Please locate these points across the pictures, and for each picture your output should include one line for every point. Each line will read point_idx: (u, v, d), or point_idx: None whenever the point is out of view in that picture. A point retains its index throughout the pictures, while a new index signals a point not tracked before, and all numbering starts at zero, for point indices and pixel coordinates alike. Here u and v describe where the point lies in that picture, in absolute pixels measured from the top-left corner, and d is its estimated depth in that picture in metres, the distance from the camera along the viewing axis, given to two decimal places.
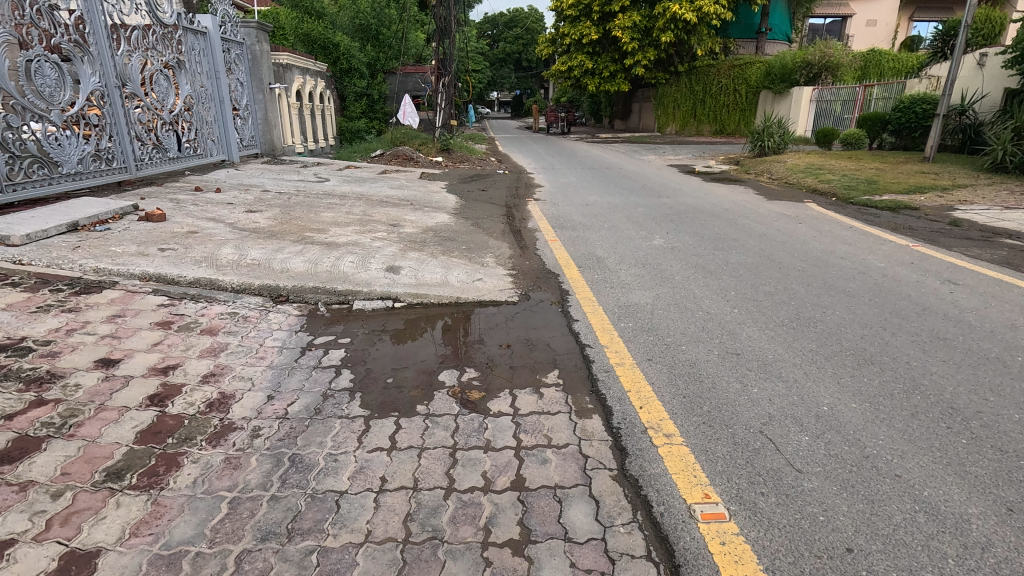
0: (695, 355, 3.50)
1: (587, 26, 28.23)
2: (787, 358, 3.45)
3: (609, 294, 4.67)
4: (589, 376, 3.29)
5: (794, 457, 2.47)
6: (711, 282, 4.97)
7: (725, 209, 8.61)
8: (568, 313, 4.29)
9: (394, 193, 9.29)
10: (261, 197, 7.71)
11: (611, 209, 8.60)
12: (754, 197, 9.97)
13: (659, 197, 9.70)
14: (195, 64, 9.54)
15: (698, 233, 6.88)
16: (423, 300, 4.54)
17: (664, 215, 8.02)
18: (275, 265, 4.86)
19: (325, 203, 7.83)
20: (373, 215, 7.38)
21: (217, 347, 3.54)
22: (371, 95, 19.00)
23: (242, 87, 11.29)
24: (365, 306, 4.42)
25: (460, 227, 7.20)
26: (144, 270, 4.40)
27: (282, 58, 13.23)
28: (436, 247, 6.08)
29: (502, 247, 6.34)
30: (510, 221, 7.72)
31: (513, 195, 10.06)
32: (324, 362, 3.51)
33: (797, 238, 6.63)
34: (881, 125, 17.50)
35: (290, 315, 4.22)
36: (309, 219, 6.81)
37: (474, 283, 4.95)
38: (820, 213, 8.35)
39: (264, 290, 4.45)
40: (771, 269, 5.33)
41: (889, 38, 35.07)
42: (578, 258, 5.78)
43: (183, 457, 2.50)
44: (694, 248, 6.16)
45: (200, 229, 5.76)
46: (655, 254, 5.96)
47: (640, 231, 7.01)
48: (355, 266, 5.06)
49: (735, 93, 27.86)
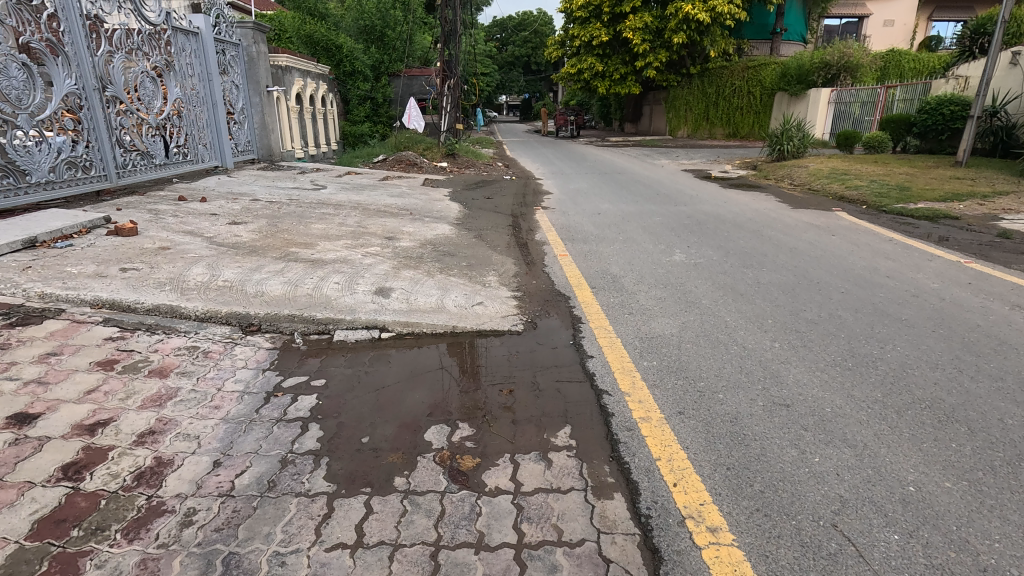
0: (735, 407, 2.88)
1: (598, 27, 27.64)
2: (850, 411, 2.83)
3: (627, 322, 4.07)
4: (608, 435, 2.69)
5: (887, 572, 1.86)
6: (743, 307, 4.35)
7: (748, 219, 7.97)
8: (581, 347, 3.69)
9: (394, 202, 8.76)
10: (250, 207, 7.20)
11: (625, 219, 7.98)
12: (777, 205, 9.32)
13: (676, 205, 9.08)
14: (186, 66, 9.09)
15: (722, 247, 6.26)
16: (415, 330, 3.96)
17: (683, 226, 7.40)
18: (250, 288, 4.31)
19: (317, 213, 7.30)
20: (367, 227, 6.83)
21: (164, 395, 2.98)
22: (375, 98, 18.57)
23: (237, 90, 10.83)
24: (347, 337, 3.86)
25: (460, 239, 6.63)
26: (97, 295, 3.86)
27: (281, 60, 12.79)
28: (432, 263, 5.51)
29: (506, 263, 5.75)
30: (516, 232, 7.16)
31: (520, 202, 9.51)
32: (289, 413, 2.94)
33: (833, 253, 5.99)
34: (905, 128, 16.89)
35: (260, 350, 3.67)
36: (297, 231, 6.28)
37: (473, 307, 4.36)
38: (852, 224, 7.71)
39: (232, 318, 3.90)
40: (810, 290, 4.71)
41: (907, 39, 34.22)
42: (591, 277, 5.20)
43: (86, 559, 1.94)
44: (719, 265, 5.54)
45: (174, 244, 5.25)
46: (677, 272, 5.34)
47: (658, 245, 6.40)
48: (340, 288, 4.50)
49: (750, 95, 27.16)
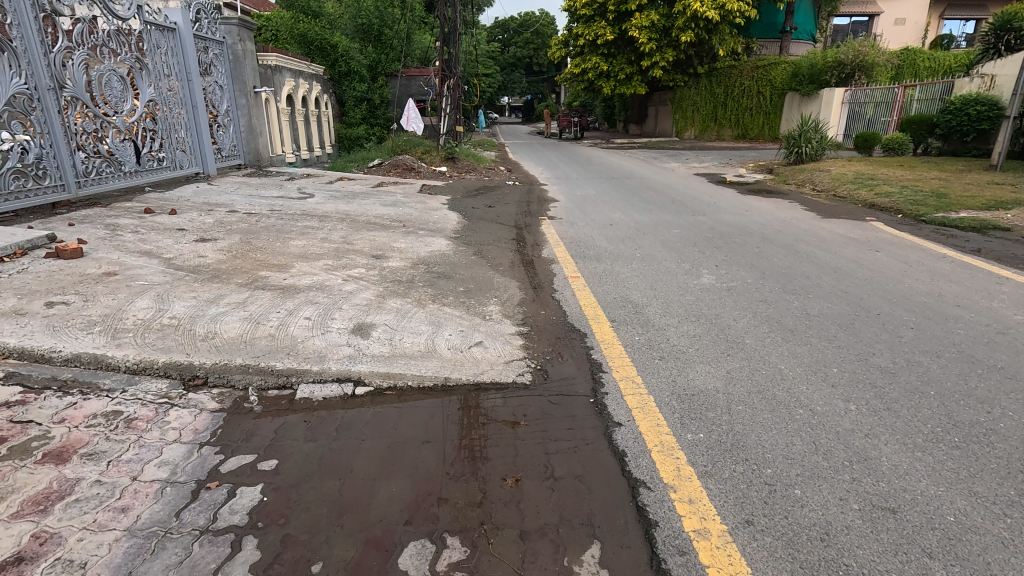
0: (822, 514, 2.13)
1: (602, 26, 26.92)
2: (982, 521, 2.07)
3: (658, 371, 3.33)
4: (653, 563, 1.96)
5: None
6: (798, 349, 3.60)
7: (776, 231, 7.21)
8: (605, 410, 2.94)
9: (387, 211, 8.04)
10: (223, 220, 6.48)
11: (640, 232, 7.23)
12: (805, 214, 8.55)
13: (694, 214, 8.35)
14: (161, 65, 8.36)
15: (755, 267, 5.49)
16: (396, 384, 3.21)
17: (706, 240, 6.65)
18: (200, 327, 3.57)
19: (299, 227, 6.56)
20: (353, 243, 6.08)
21: (53, 493, 2.24)
22: (372, 100, 17.87)
23: (221, 90, 10.12)
24: (313, 395, 3.11)
25: (458, 257, 5.87)
26: (4, 342, 3.14)
27: (270, 59, 12.02)
28: (424, 289, 4.75)
29: (510, 287, 5.00)
30: (520, 247, 6.44)
31: (524, 211, 8.79)
32: (221, 519, 2.18)
33: (884, 273, 5.23)
34: (927, 129, 16.05)
35: (205, 413, 2.91)
36: (271, 249, 5.54)
37: (470, 350, 3.60)
38: (892, 236, 6.96)
39: (172, 370, 3.14)
40: (873, 325, 3.95)
41: (919, 38, 33.51)
42: (610, 307, 4.45)
43: None
44: (757, 291, 4.80)
45: (122, 268, 4.52)
46: (709, 300, 4.59)
47: (682, 264, 5.63)
48: (311, 326, 3.75)
49: (759, 95, 26.37)
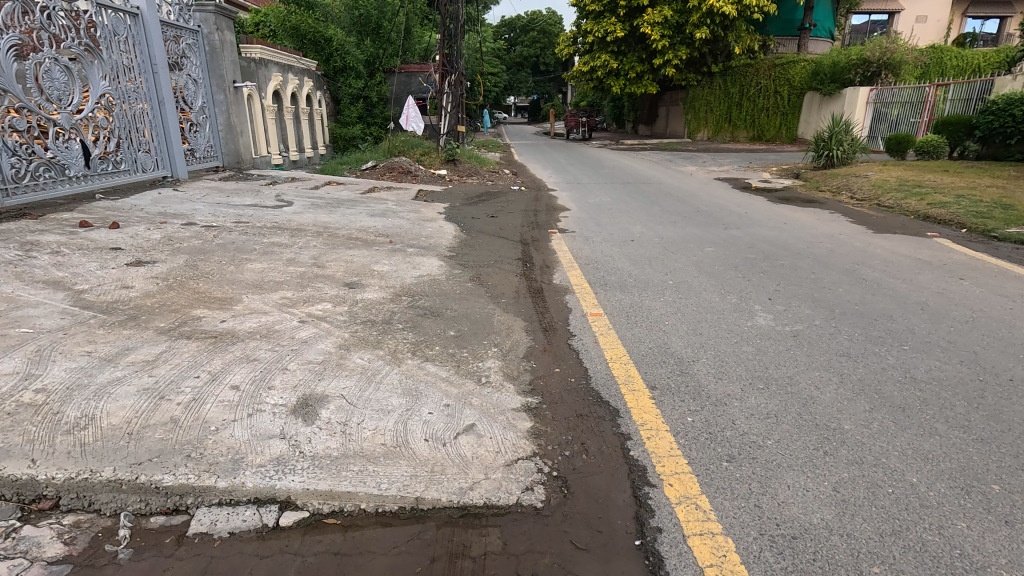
0: None
1: (612, 23, 25.66)
2: None
3: (729, 488, 2.26)
4: None
5: None
6: (925, 445, 2.52)
7: (829, 250, 6.11)
8: (661, 571, 1.89)
9: (373, 222, 7.01)
10: (174, 237, 5.46)
11: (668, 250, 6.17)
12: (853, 228, 7.44)
13: (726, 228, 7.27)
14: (118, 53, 7.35)
15: (820, 302, 4.41)
16: (343, 508, 2.15)
17: (749, 263, 5.56)
18: (72, 407, 2.50)
19: (263, 244, 5.53)
20: (325, 265, 5.03)
21: None
22: (369, 98, 16.91)
23: (194, 85, 9.12)
24: (213, 528, 2.03)
25: (451, 285, 4.81)
26: None
27: (254, 52, 11.07)
28: (404, 334, 3.68)
29: (513, 330, 3.92)
30: (526, 270, 5.39)
31: (530, 222, 7.75)
32: None
33: (988, 313, 4.14)
34: (965, 131, 14.97)
35: (32, 570, 1.84)
36: (220, 275, 4.50)
37: (457, 443, 2.53)
38: (969, 258, 5.85)
39: (4, 488, 2.09)
40: (1014, 402, 2.88)
41: (941, 36, 32.24)
42: (649, 364, 3.37)
43: None
44: (835, 339, 3.72)
45: (10, 306, 3.49)
46: (774, 353, 3.51)
47: (727, 297, 4.57)
48: (236, 402, 2.68)
49: (777, 94, 25.31)
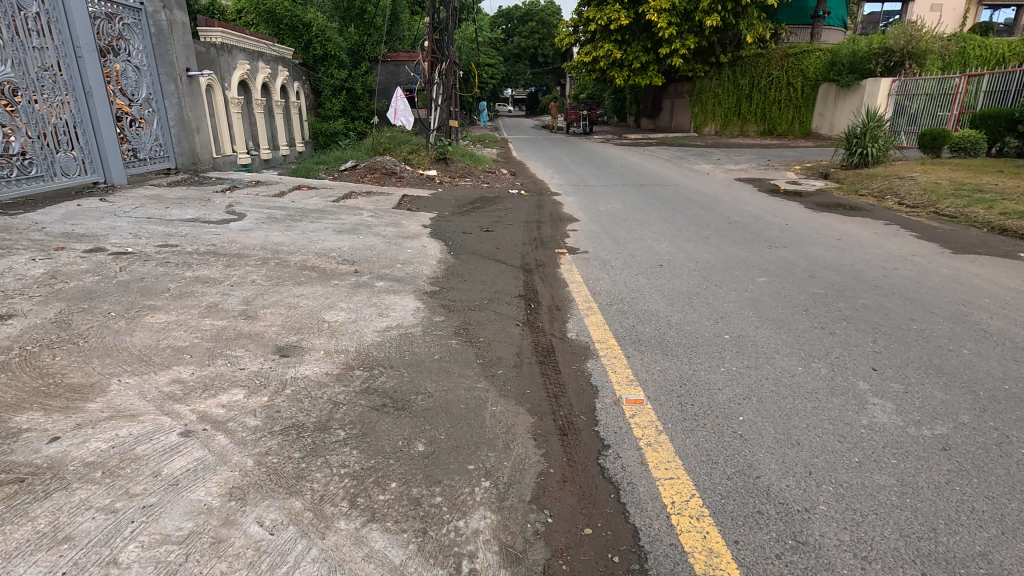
0: None
1: (617, 10, 24.16)
2: None
3: None
4: None
5: None
6: None
7: (916, 282, 4.79)
8: None
9: (338, 241, 5.67)
10: (61, 271, 4.11)
11: (710, 281, 4.84)
12: (927, 247, 6.12)
13: (772, 248, 5.93)
14: (25, 32, 5.98)
15: (951, 377, 3.10)
16: None
17: (823, 305, 4.23)
18: None
19: (183, 280, 4.19)
20: (258, 313, 3.71)
21: None
22: (353, 89, 15.56)
23: (137, 73, 7.73)
24: None
25: (427, 344, 3.48)
26: None
27: (215, 36, 9.72)
28: (345, 452, 2.36)
29: (516, 434, 2.60)
30: (530, 316, 4.06)
31: (531, 238, 6.42)
32: None
33: None
34: (1007, 126, 13.60)
35: None
36: (95, 338, 3.16)
37: None
38: None
39: None
40: None
41: (958, 24, 30.75)
42: (739, 524, 2.04)
43: None
44: (1016, 460, 2.40)
45: None
46: (934, 494, 2.19)
47: (816, 368, 3.24)
48: None
49: (789, 87, 23.89)
